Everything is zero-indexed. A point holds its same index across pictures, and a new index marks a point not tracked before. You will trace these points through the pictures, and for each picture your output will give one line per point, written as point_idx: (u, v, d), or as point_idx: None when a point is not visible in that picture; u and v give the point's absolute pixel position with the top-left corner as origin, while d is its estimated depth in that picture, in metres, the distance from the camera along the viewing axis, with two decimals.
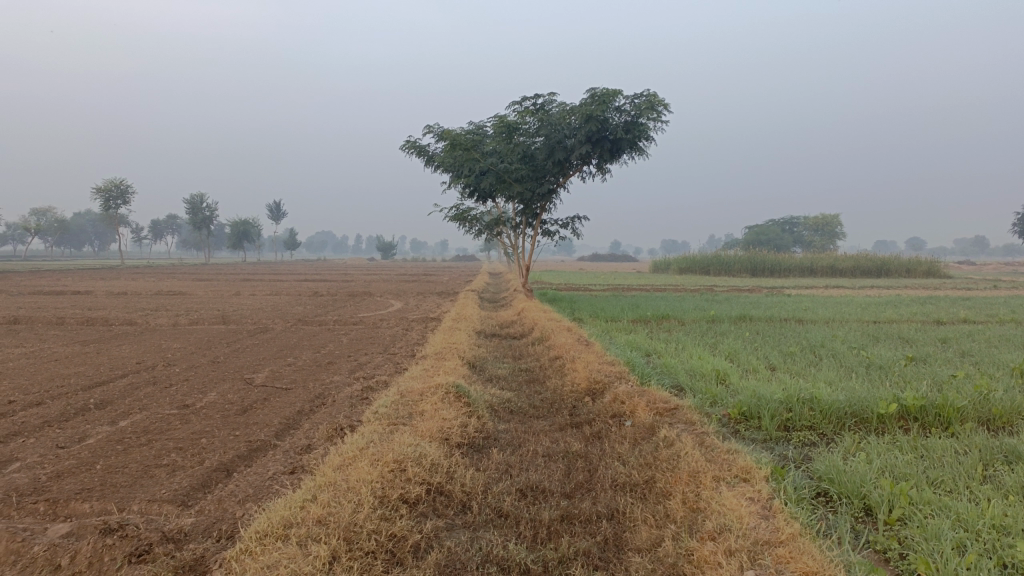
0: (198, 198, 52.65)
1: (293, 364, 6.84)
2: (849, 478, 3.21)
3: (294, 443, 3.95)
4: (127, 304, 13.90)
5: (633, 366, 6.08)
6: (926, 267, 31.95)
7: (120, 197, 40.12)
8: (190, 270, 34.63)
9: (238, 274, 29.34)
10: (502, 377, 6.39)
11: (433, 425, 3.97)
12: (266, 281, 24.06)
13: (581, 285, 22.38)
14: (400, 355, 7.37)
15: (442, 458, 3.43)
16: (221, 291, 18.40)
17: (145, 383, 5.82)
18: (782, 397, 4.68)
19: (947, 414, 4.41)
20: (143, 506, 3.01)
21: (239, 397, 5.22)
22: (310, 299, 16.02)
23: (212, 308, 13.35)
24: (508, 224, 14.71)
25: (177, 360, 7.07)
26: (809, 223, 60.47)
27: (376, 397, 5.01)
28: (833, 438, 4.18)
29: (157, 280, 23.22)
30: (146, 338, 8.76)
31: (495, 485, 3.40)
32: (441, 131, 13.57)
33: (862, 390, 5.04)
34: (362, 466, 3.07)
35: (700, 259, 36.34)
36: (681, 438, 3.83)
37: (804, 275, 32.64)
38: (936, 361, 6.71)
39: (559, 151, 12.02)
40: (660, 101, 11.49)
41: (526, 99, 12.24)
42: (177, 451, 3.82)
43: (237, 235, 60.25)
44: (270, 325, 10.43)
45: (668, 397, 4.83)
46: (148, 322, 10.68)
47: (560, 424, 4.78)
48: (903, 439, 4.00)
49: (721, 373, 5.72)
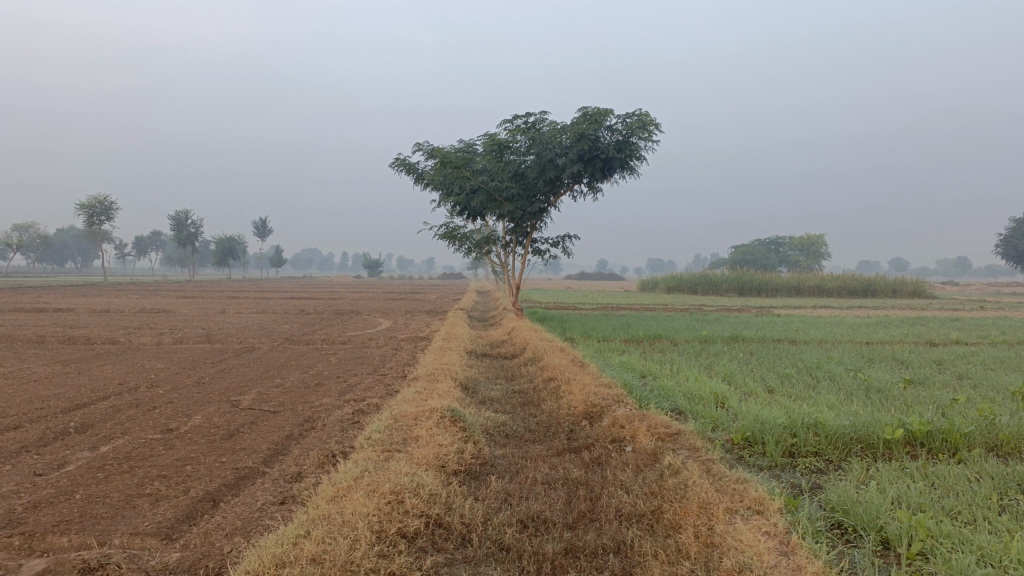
0: (183, 214, 52.25)
1: (281, 386, 6.66)
2: (863, 510, 3.09)
3: (283, 470, 3.79)
4: (109, 322, 13.64)
5: (630, 389, 5.95)
6: (912, 287, 32.15)
7: (104, 213, 39.70)
8: (172, 287, 34.24)
9: (225, 293, 28.94)
10: (495, 400, 6.25)
11: (429, 452, 3.82)
12: (252, 300, 23.81)
13: (571, 305, 22.28)
14: (391, 376, 7.21)
15: (440, 488, 3.28)
16: (205, 309, 18.12)
17: (127, 405, 5.63)
18: (786, 421, 4.57)
19: (954, 440, 4.32)
20: (125, 540, 2.84)
21: (226, 420, 5.04)
22: (297, 318, 15.80)
23: (197, 327, 13.11)
24: (498, 242, 14.61)
25: (161, 381, 6.87)
26: (795, 243, 60.86)
27: (368, 421, 4.86)
28: (840, 465, 4.07)
29: (141, 299, 22.89)
30: (128, 358, 8.54)
31: (495, 516, 3.25)
32: (431, 149, 13.49)
33: (865, 414, 4.94)
34: (357, 498, 2.92)
35: (688, 279, 36.39)
36: (686, 466, 3.70)
37: (791, 295, 32.74)
38: (934, 384, 6.64)
39: (550, 170, 11.96)
40: (651, 120, 11.48)
41: (518, 118, 12.19)
42: (160, 480, 3.65)
43: (222, 252, 59.79)
44: (257, 345, 10.23)
45: (669, 421, 4.71)
46: (131, 341, 10.45)
47: (558, 449, 4.65)
48: (912, 466, 3.90)
49: (720, 397, 5.61)
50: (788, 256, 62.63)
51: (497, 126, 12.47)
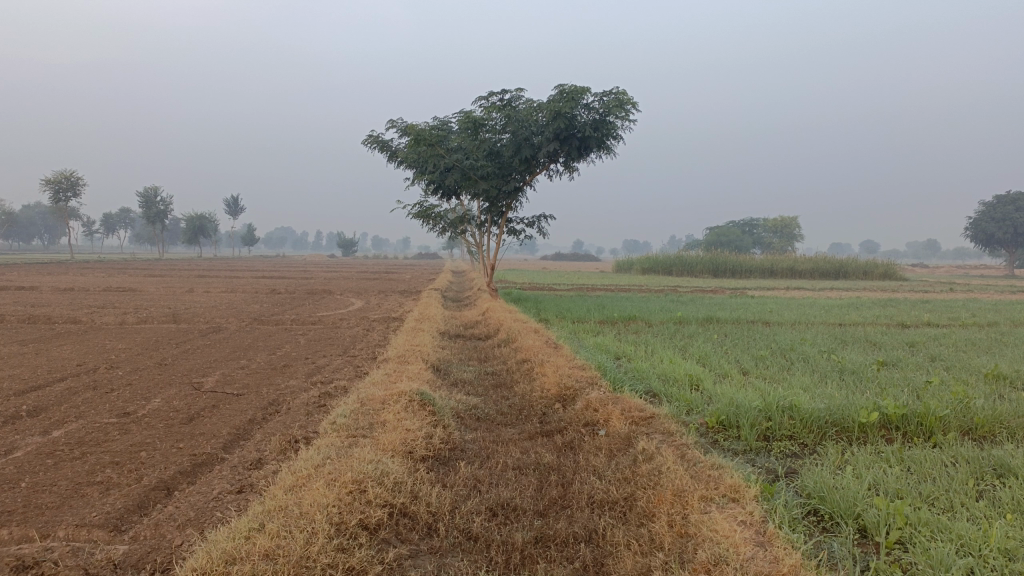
0: (153, 191, 51.23)
1: (247, 367, 6.48)
2: (840, 496, 3.02)
3: (243, 456, 3.64)
4: (73, 301, 13.27)
5: (604, 371, 5.85)
6: (883, 270, 32.48)
7: (70, 189, 38.76)
8: (142, 265, 33.60)
9: (195, 272, 28.35)
10: (467, 382, 6.13)
11: (395, 437, 3.69)
12: (222, 279, 23.40)
13: (547, 286, 22.19)
14: (361, 357, 7.05)
15: (405, 476, 3.15)
16: (174, 288, 17.79)
17: (84, 387, 5.43)
18: (761, 405, 4.50)
19: (930, 424, 4.28)
20: (70, 532, 2.68)
21: (186, 404, 4.86)
22: (268, 297, 15.52)
23: (163, 306, 12.83)
24: (472, 222, 14.43)
25: (122, 362, 6.65)
26: (769, 225, 61.31)
27: (334, 405, 4.71)
28: (815, 450, 4.00)
29: (107, 277, 22.39)
30: (89, 339, 8.28)
31: (463, 504, 3.13)
32: (404, 126, 13.24)
33: (841, 398, 4.89)
34: (317, 487, 2.78)
35: (663, 259, 36.47)
36: (660, 452, 3.60)
37: (764, 276, 32.95)
38: (907, 366, 6.63)
39: (525, 149, 11.78)
40: (628, 99, 11.33)
41: (493, 95, 11.98)
42: (112, 467, 3.48)
43: (193, 230, 58.82)
44: (224, 325, 10.00)
45: (643, 405, 4.61)
46: (94, 320, 10.16)
47: (530, 433, 4.54)
48: (888, 450, 3.85)
49: (695, 379, 5.54)
50: (762, 238, 63.11)
51: (472, 104, 12.24)
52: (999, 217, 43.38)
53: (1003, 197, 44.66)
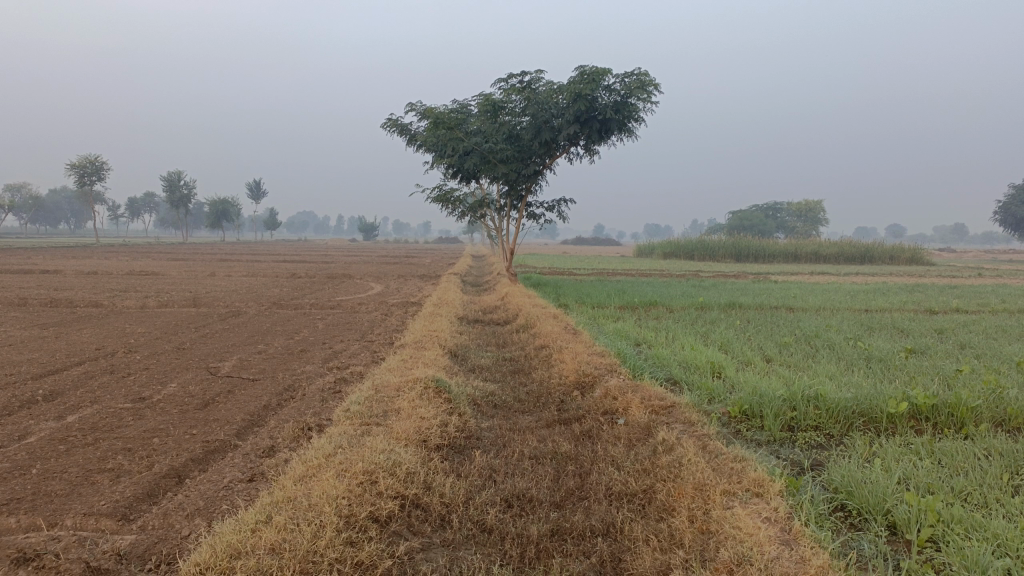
0: (176, 175, 51.60)
1: (264, 352, 6.45)
2: (869, 491, 2.90)
3: (255, 443, 3.59)
4: (95, 285, 13.38)
5: (624, 358, 5.74)
6: (910, 254, 31.95)
7: (95, 173, 39.12)
8: (166, 249, 33.92)
9: (218, 255, 28.55)
10: (485, 368, 6.05)
11: (409, 426, 3.61)
12: (243, 263, 23.52)
13: (568, 270, 22.02)
14: (379, 343, 7.00)
15: (418, 465, 3.07)
16: (195, 272, 17.88)
17: (101, 371, 5.42)
18: (785, 394, 4.38)
19: (961, 415, 4.14)
20: (77, 521, 2.64)
21: (201, 389, 4.83)
22: (287, 281, 15.55)
23: (184, 290, 12.88)
24: (492, 206, 14.32)
25: (140, 346, 6.65)
26: (793, 209, 60.52)
27: (349, 391, 4.66)
28: (841, 441, 3.88)
29: (131, 261, 22.62)
30: (109, 322, 8.30)
31: (477, 494, 3.06)
32: (424, 108, 13.13)
33: (868, 386, 4.75)
34: (327, 478, 2.71)
35: (685, 244, 36.16)
36: (681, 442, 3.49)
37: (788, 261, 32.55)
38: (936, 353, 6.46)
39: (545, 132, 11.63)
40: (650, 80, 11.13)
41: (513, 77, 11.84)
42: (124, 453, 3.44)
43: (216, 214, 59.22)
44: (243, 309, 10.01)
45: (664, 393, 4.50)
46: (115, 304, 10.21)
47: (548, 421, 4.46)
48: (917, 442, 3.72)
49: (717, 366, 5.42)
50: (786, 222, 62.30)
51: (492, 86, 12.11)
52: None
53: None
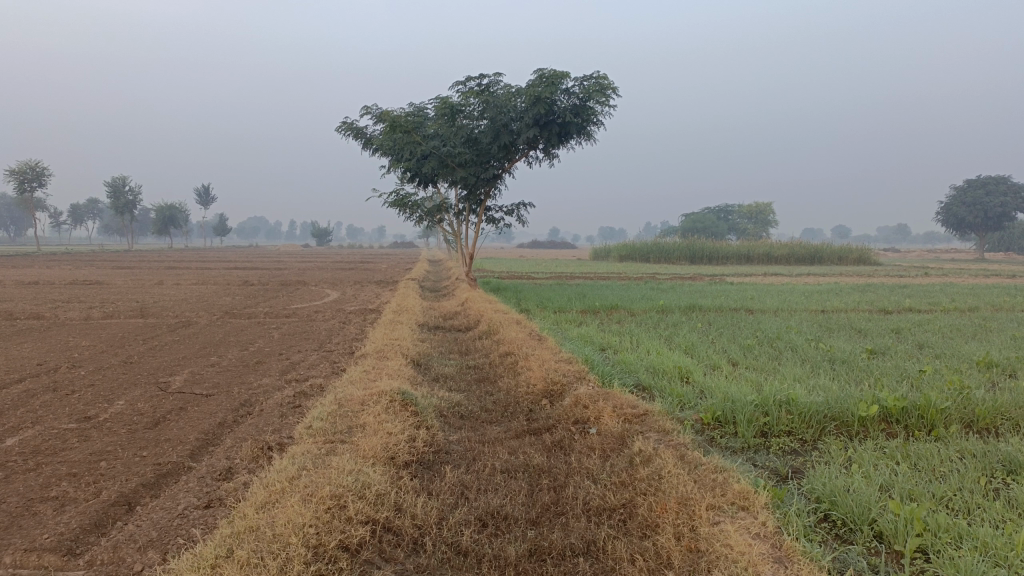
0: (121, 180, 50.18)
1: (218, 364, 6.19)
2: (853, 500, 2.84)
3: (212, 465, 3.39)
4: (36, 296, 12.82)
5: (591, 364, 5.65)
6: (857, 255, 32.71)
7: (35, 180, 37.73)
8: (110, 257, 32.90)
9: (166, 263, 27.74)
10: (449, 377, 5.90)
11: (376, 443, 3.44)
12: (192, 270, 22.87)
13: (526, 274, 21.91)
14: (338, 353, 6.79)
15: (388, 486, 2.91)
16: (142, 281, 17.30)
17: (42, 389, 5.11)
18: (757, 399, 4.32)
19: (931, 417, 4.13)
20: (18, 558, 2.42)
21: (152, 407, 4.58)
22: (240, 289, 15.13)
23: (131, 300, 12.42)
24: (450, 210, 14.15)
25: (85, 361, 6.32)
26: (744, 211, 61.63)
27: (310, 406, 4.47)
28: (816, 446, 3.83)
29: (74, 269, 21.80)
30: (51, 335, 7.91)
31: (450, 514, 2.91)
32: (379, 112, 12.91)
33: (837, 389, 4.73)
34: (291, 504, 2.54)
35: (641, 247, 36.48)
36: (658, 453, 3.39)
37: (741, 263, 33.01)
38: (896, 354, 6.52)
39: (503, 136, 11.52)
40: (609, 84, 11.12)
41: (471, 80, 11.72)
42: (69, 480, 3.20)
43: (163, 221, 57.69)
44: (194, 319, 9.67)
45: (635, 401, 4.41)
46: (58, 316, 9.75)
47: (518, 431, 4.33)
48: (891, 446, 3.70)
49: (685, 371, 5.36)
50: (737, 223, 63.34)
51: (449, 89, 11.97)
52: (969, 201, 43.81)
53: (974, 181, 45.13)
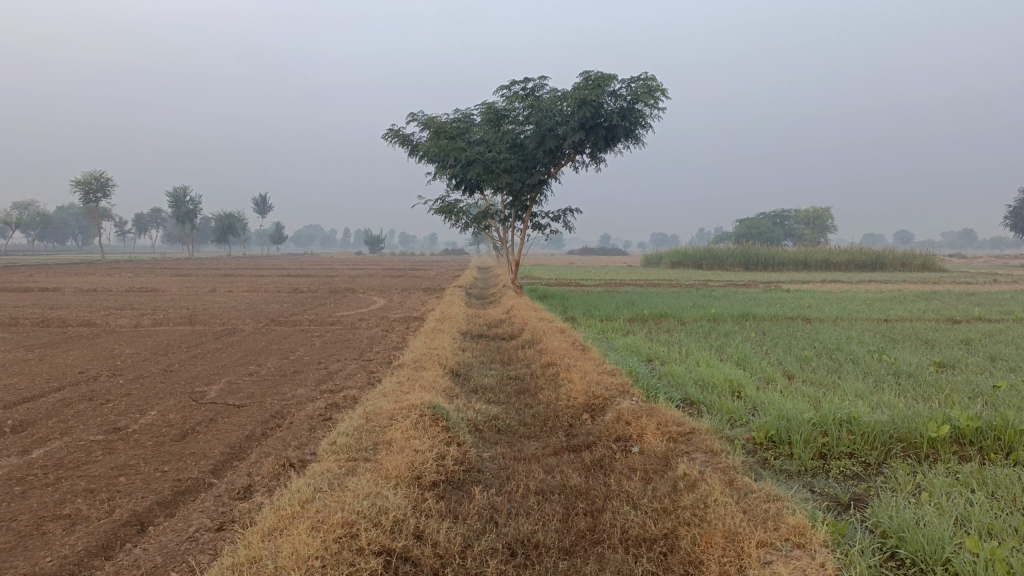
0: (182, 190, 51.72)
1: (255, 373, 6.12)
2: (925, 536, 2.53)
3: (232, 482, 3.25)
4: (92, 303, 13.11)
5: (636, 376, 5.37)
6: (922, 261, 31.41)
7: (100, 190, 38.98)
8: (170, 265, 33.96)
9: (223, 271, 28.30)
10: (488, 388, 5.69)
11: (401, 461, 3.26)
12: (245, 278, 23.20)
13: (575, 281, 21.58)
14: (376, 362, 6.64)
15: (407, 510, 2.70)
16: (196, 288, 17.61)
17: (79, 398, 5.08)
18: (815, 418, 4.00)
19: (1010, 439, 3.75)
20: None
21: (182, 418, 4.48)
22: (289, 297, 15.23)
23: (181, 307, 12.57)
24: (496, 217, 13.99)
25: (126, 369, 6.31)
26: (800, 216, 60.17)
27: (340, 419, 4.31)
28: (881, 471, 3.51)
29: (132, 277, 22.41)
30: (98, 343, 7.97)
31: (476, 541, 2.70)
32: (425, 118, 12.85)
33: (903, 407, 4.36)
34: (298, 534, 2.38)
35: (693, 253, 35.82)
36: (705, 478, 3.11)
37: (797, 269, 32.06)
38: (967, 367, 6.08)
39: (549, 140, 11.31)
40: (657, 85, 10.81)
41: (516, 84, 11.54)
42: (85, 496, 3.09)
43: (222, 229, 59.04)
44: (240, 326, 9.69)
45: (681, 417, 4.13)
46: (108, 323, 9.89)
47: (556, 448, 4.10)
48: (965, 471, 3.35)
49: (736, 385, 5.05)
50: (793, 229, 61.82)
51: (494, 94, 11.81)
52: None
53: None
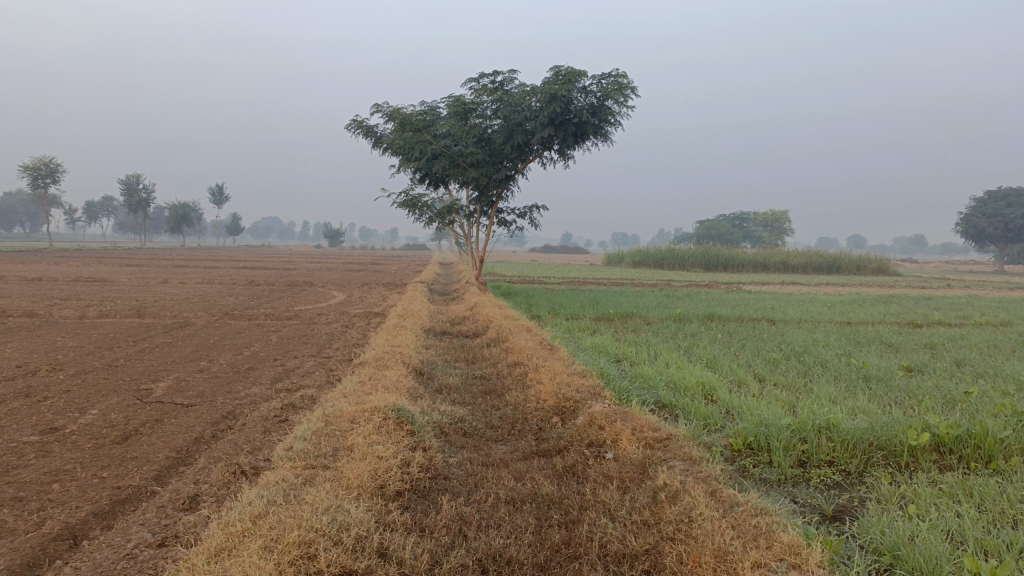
0: (135, 177, 50.25)
1: (206, 370, 5.81)
2: (921, 554, 2.39)
3: (177, 491, 2.99)
4: (36, 293, 12.52)
5: (606, 378, 5.20)
6: (877, 265, 31.95)
7: (49, 176, 37.67)
8: (123, 255, 32.98)
9: (177, 262, 27.50)
10: (453, 389, 5.47)
11: (364, 469, 3.03)
12: (201, 269, 22.56)
13: (539, 279, 21.35)
14: (336, 360, 6.37)
15: (369, 526, 2.48)
16: (148, 279, 17.00)
17: (13, 395, 4.73)
18: (793, 424, 3.87)
19: (990, 447, 3.66)
20: None
21: (125, 418, 4.18)
22: (245, 289, 14.77)
23: (131, 298, 12.09)
24: (460, 212, 13.76)
25: (67, 364, 5.94)
26: (759, 219, 60.93)
27: (297, 422, 4.06)
28: (862, 480, 3.40)
29: (81, 266, 21.65)
30: (39, 335, 7.53)
31: (445, 558, 2.49)
32: (390, 110, 12.57)
33: (880, 413, 4.25)
34: (248, 555, 2.15)
35: (654, 253, 35.97)
36: (687, 488, 2.95)
37: (756, 271, 32.36)
38: (934, 372, 6.05)
39: (517, 135, 11.12)
40: (628, 83, 10.69)
41: (484, 77, 11.32)
42: (12, 506, 2.80)
43: (177, 219, 57.59)
44: (192, 320, 9.30)
45: (656, 422, 3.97)
46: (52, 314, 9.40)
47: (526, 453, 3.91)
48: (949, 482, 3.25)
49: (709, 388, 4.91)
50: (752, 232, 62.65)
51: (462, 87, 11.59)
52: (988, 212, 43.02)
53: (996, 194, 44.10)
